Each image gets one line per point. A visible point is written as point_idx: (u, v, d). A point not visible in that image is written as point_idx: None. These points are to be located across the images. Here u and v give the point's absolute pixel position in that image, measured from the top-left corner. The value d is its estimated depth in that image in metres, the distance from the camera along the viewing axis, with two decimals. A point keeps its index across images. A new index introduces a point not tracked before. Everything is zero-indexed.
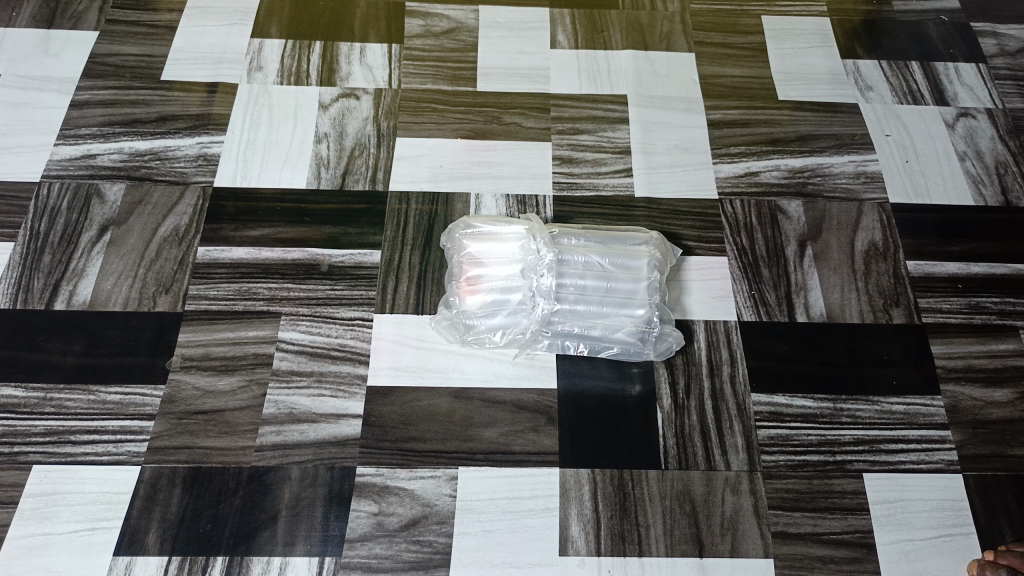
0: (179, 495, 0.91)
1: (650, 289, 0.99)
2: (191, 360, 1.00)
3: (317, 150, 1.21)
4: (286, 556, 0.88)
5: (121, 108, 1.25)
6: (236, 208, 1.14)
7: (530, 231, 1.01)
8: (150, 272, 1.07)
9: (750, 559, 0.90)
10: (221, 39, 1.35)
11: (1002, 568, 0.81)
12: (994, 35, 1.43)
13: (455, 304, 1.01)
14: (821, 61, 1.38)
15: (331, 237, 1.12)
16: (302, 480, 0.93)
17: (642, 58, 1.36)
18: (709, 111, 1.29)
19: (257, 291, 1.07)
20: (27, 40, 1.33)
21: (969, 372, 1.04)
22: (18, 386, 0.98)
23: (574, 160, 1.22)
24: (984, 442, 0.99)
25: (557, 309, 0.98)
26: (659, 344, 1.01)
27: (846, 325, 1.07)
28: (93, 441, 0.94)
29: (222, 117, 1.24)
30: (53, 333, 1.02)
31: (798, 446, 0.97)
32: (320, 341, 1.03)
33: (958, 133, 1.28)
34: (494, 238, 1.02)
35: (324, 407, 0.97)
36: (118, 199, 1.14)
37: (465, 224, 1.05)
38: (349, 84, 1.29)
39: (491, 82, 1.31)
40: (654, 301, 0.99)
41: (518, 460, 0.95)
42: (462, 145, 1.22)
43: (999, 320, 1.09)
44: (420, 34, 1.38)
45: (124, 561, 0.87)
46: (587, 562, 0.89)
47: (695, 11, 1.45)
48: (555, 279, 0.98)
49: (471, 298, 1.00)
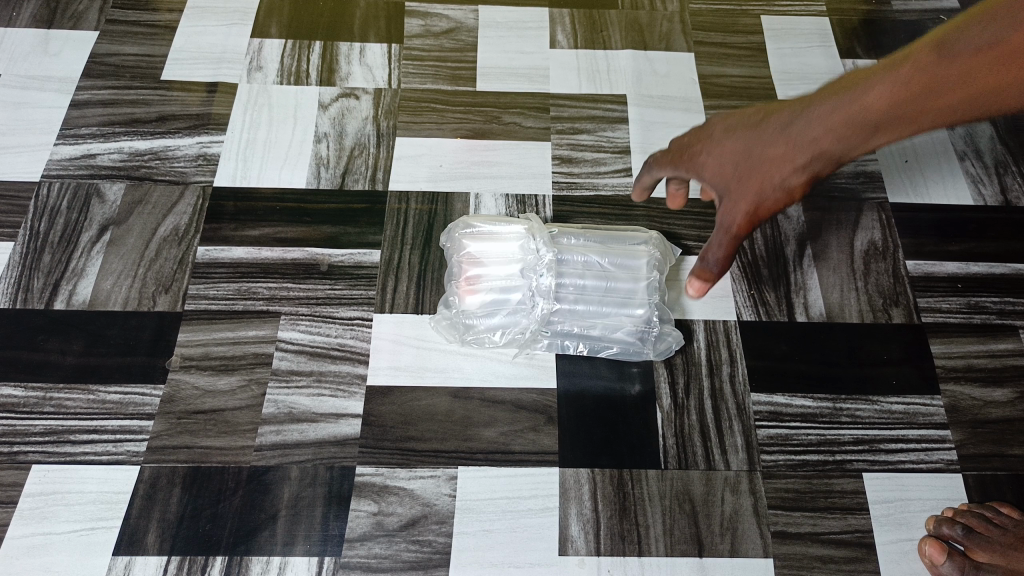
0: (179, 495, 0.91)
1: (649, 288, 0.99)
2: (191, 360, 1.00)
3: (317, 150, 1.21)
4: (287, 555, 0.88)
5: (121, 108, 1.25)
6: (235, 208, 1.14)
7: (530, 231, 1.01)
8: (150, 272, 1.07)
9: (750, 559, 0.90)
10: (221, 39, 1.35)
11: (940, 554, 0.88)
12: None
13: (455, 303, 1.01)
14: (820, 61, 1.38)
15: (330, 237, 1.12)
16: (302, 480, 0.93)
17: (642, 58, 1.36)
18: (709, 110, 1.29)
19: (257, 291, 1.07)
20: (28, 40, 1.33)
21: (969, 372, 1.04)
22: (18, 386, 0.98)
23: (573, 160, 1.22)
24: (983, 441, 0.99)
25: (557, 309, 0.99)
26: (659, 343, 1.01)
27: (846, 325, 1.07)
28: (93, 441, 0.95)
29: (221, 117, 1.24)
30: (52, 333, 1.02)
31: (798, 445, 0.97)
32: (320, 341, 1.03)
33: (958, 134, 1.28)
34: (494, 238, 1.01)
35: (325, 407, 0.98)
36: (118, 199, 1.15)
37: (465, 224, 1.04)
38: (348, 85, 1.29)
39: (490, 82, 1.31)
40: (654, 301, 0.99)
41: (518, 459, 0.95)
42: (462, 146, 1.22)
43: (999, 320, 1.09)
44: (419, 34, 1.38)
45: (124, 560, 0.87)
46: (587, 562, 0.89)
47: (695, 11, 1.45)
48: (555, 278, 0.98)
49: (470, 298, 0.99)
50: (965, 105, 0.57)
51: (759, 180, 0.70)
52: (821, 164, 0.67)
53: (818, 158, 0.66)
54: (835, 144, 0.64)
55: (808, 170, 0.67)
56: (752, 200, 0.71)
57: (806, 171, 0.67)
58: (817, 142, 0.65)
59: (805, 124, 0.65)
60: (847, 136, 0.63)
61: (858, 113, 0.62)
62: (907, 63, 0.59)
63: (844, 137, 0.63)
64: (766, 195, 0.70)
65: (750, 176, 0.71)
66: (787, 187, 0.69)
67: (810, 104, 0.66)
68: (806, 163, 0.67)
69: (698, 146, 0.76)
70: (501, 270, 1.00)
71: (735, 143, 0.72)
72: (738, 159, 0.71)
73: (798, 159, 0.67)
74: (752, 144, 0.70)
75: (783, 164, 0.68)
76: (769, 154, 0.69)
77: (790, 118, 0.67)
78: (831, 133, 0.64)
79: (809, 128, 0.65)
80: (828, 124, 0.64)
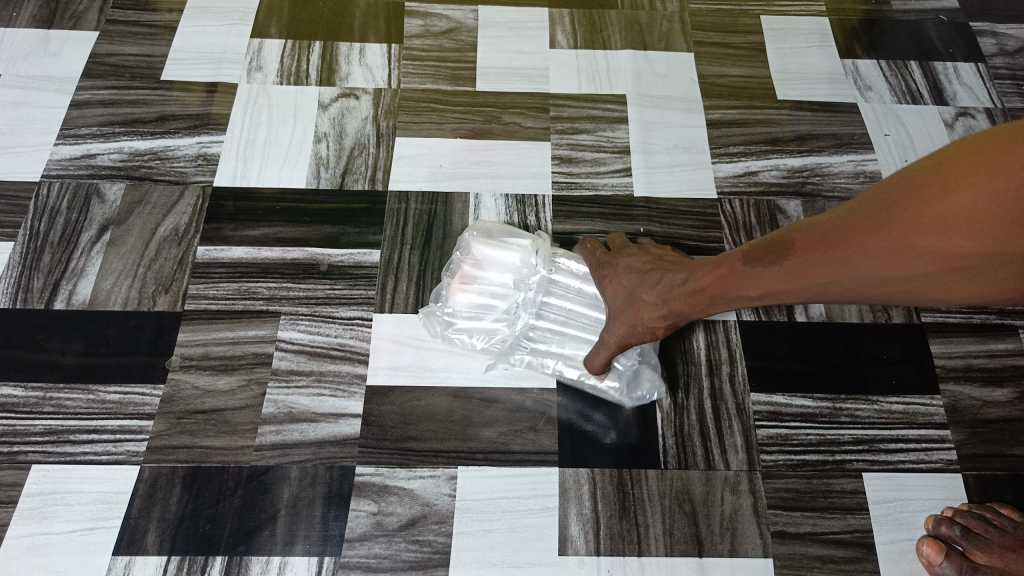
0: (179, 494, 0.91)
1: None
2: (191, 360, 1.00)
3: (317, 150, 1.21)
4: (287, 555, 0.88)
5: (120, 108, 1.25)
6: (235, 208, 1.14)
7: (535, 244, 1.00)
8: (150, 272, 1.07)
9: (750, 558, 0.90)
10: (222, 40, 1.35)
11: (937, 551, 0.88)
12: (993, 35, 1.43)
13: (444, 297, 1.00)
14: (820, 61, 1.38)
15: (330, 237, 1.12)
16: (302, 479, 0.93)
17: (642, 58, 1.36)
18: (709, 110, 1.29)
19: (257, 291, 1.07)
20: (27, 40, 1.33)
21: (968, 372, 1.04)
22: (18, 386, 0.98)
23: (573, 160, 1.22)
24: (983, 441, 0.99)
25: (537, 324, 0.98)
26: (636, 389, 0.98)
27: (845, 325, 1.07)
28: (94, 441, 0.95)
29: (221, 117, 1.24)
30: (52, 332, 1.02)
31: (797, 445, 0.97)
32: (320, 341, 1.03)
33: (958, 133, 1.28)
34: (501, 244, 0.99)
35: (324, 407, 0.98)
36: (118, 198, 1.15)
37: (477, 229, 1.03)
38: (348, 85, 1.29)
39: (490, 81, 1.31)
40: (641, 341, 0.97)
41: (518, 459, 0.95)
42: (462, 146, 1.22)
43: (998, 320, 1.09)
44: (419, 34, 1.37)
45: (124, 560, 0.87)
46: (587, 562, 0.89)
47: (695, 11, 1.45)
48: (541, 295, 0.98)
49: (457, 298, 0.99)
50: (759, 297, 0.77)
51: (635, 317, 0.88)
52: (672, 319, 0.87)
53: (668, 313, 0.86)
54: (678, 309, 0.85)
55: (666, 320, 0.87)
56: (626, 330, 0.90)
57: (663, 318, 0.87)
58: (670, 304, 0.85)
59: (667, 286, 0.85)
60: (688, 304, 0.83)
61: (693, 290, 0.82)
62: (730, 257, 0.77)
63: (686, 306, 0.84)
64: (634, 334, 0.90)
65: (627, 314, 0.89)
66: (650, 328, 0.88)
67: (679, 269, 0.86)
68: (665, 314, 0.86)
69: (617, 270, 0.94)
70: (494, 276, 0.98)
71: (627, 282, 0.91)
72: (621, 297, 0.91)
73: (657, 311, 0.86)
74: (635, 287, 0.90)
75: (644, 317, 0.88)
76: (642, 300, 0.88)
77: (660, 279, 0.87)
78: (678, 300, 0.84)
79: (668, 290, 0.85)
80: (677, 290, 0.84)
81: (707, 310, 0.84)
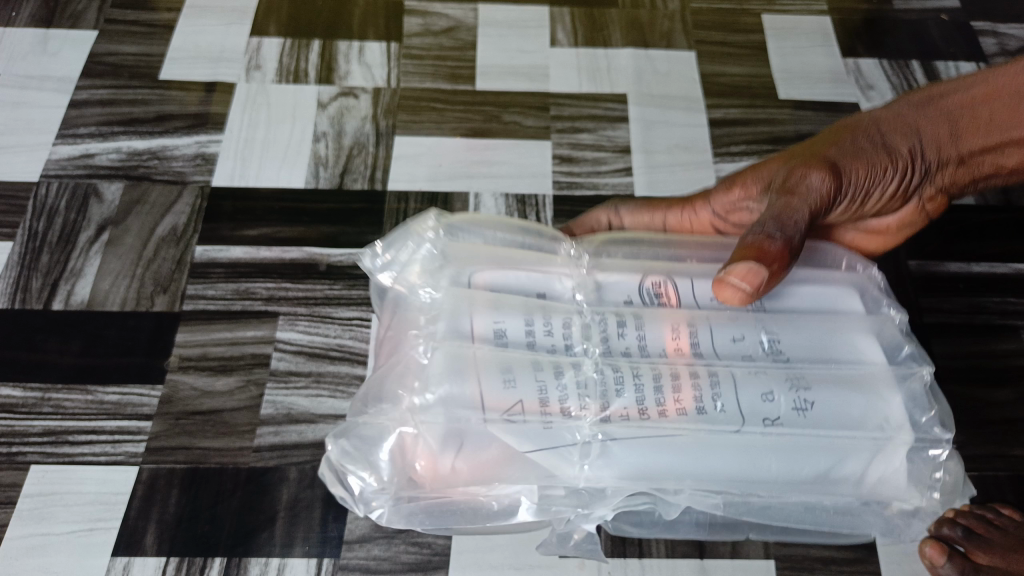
0: (178, 495, 0.91)
1: (670, 255, 0.73)
2: (189, 360, 1.00)
3: (316, 150, 1.20)
4: (285, 557, 0.88)
5: (119, 108, 1.24)
6: (233, 207, 1.14)
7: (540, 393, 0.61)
8: (148, 272, 1.07)
9: (750, 560, 0.90)
10: (220, 39, 1.34)
11: (941, 553, 0.85)
12: (994, 35, 1.42)
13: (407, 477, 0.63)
14: (821, 60, 1.37)
15: (328, 237, 1.11)
16: (301, 480, 0.92)
17: (642, 57, 1.35)
18: (709, 110, 1.29)
19: (255, 291, 1.06)
20: (27, 40, 1.32)
21: (970, 372, 1.03)
22: (17, 387, 0.98)
23: (573, 159, 1.21)
24: (983, 442, 0.98)
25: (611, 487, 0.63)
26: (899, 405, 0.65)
27: None
28: (91, 441, 0.94)
29: (220, 117, 1.24)
30: (50, 332, 1.02)
31: None
32: (318, 342, 1.02)
33: None
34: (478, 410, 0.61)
35: (323, 407, 0.97)
36: (116, 198, 1.14)
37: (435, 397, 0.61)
38: (347, 83, 1.29)
39: (490, 81, 1.31)
40: (911, 385, 0.64)
41: None
42: (461, 145, 1.22)
43: (999, 320, 1.08)
44: (419, 33, 1.37)
45: (123, 561, 0.87)
46: (587, 565, 0.89)
47: (696, 9, 1.44)
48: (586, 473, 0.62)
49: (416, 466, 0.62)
50: (988, 136, 0.83)
51: (900, 137, 0.82)
52: (916, 159, 0.82)
53: (916, 141, 0.82)
54: (929, 144, 0.82)
55: (923, 158, 0.82)
56: (856, 164, 0.79)
57: (928, 159, 0.83)
58: (922, 139, 0.82)
59: (917, 126, 0.83)
60: (943, 136, 0.83)
61: (971, 113, 0.82)
62: (975, 107, 0.82)
63: (940, 138, 0.83)
64: (873, 173, 0.79)
65: (861, 164, 0.79)
66: (930, 152, 0.83)
67: (950, 117, 0.83)
68: (923, 165, 0.82)
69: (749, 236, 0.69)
70: (506, 404, 0.60)
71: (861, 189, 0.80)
72: (859, 189, 0.79)
73: (935, 144, 0.83)
74: (866, 189, 0.80)
75: (892, 149, 0.81)
76: (892, 145, 0.81)
77: (902, 129, 0.83)
78: (936, 131, 0.83)
79: (924, 135, 0.83)
80: (933, 134, 0.83)
81: (956, 151, 0.83)
